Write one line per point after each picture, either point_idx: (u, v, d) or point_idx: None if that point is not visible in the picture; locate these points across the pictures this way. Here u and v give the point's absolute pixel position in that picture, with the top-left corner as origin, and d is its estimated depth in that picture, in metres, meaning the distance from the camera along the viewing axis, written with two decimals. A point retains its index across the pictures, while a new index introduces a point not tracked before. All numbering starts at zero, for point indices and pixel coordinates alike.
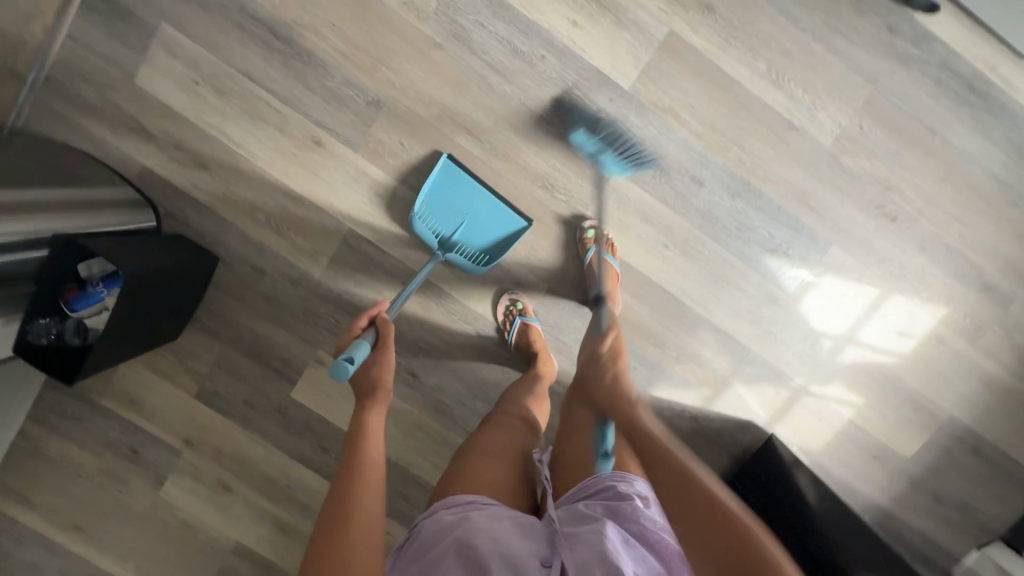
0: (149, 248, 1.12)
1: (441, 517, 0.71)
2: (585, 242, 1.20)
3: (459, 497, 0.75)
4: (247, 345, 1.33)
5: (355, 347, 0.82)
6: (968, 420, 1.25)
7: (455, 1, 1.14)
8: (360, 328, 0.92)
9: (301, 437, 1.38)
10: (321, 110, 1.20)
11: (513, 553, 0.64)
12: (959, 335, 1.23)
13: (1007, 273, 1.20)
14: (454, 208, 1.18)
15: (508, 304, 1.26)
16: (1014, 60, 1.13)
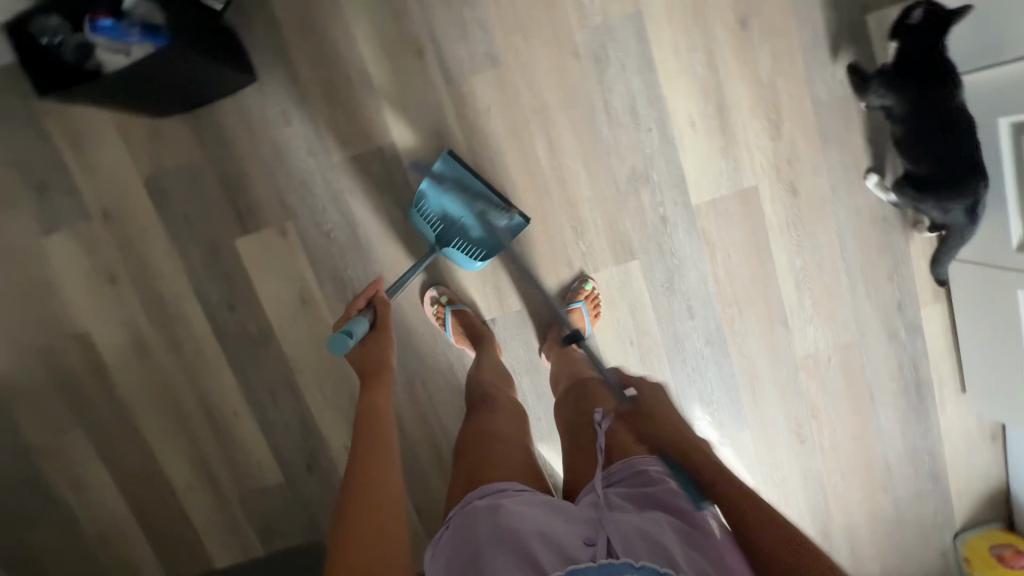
0: (196, 28, 1.03)
1: (475, 505, 0.74)
2: (578, 292, 1.25)
3: (488, 488, 0.79)
4: (225, 171, 1.25)
5: (354, 322, 0.94)
6: None
7: (617, 30, 1.14)
8: (356, 307, 1.04)
9: (214, 283, 1.31)
10: (441, 29, 1.16)
11: (557, 538, 0.67)
12: None
13: (845, 534, 1.38)
14: (456, 200, 1.17)
15: (435, 299, 1.29)
16: (958, 389, 1.31)
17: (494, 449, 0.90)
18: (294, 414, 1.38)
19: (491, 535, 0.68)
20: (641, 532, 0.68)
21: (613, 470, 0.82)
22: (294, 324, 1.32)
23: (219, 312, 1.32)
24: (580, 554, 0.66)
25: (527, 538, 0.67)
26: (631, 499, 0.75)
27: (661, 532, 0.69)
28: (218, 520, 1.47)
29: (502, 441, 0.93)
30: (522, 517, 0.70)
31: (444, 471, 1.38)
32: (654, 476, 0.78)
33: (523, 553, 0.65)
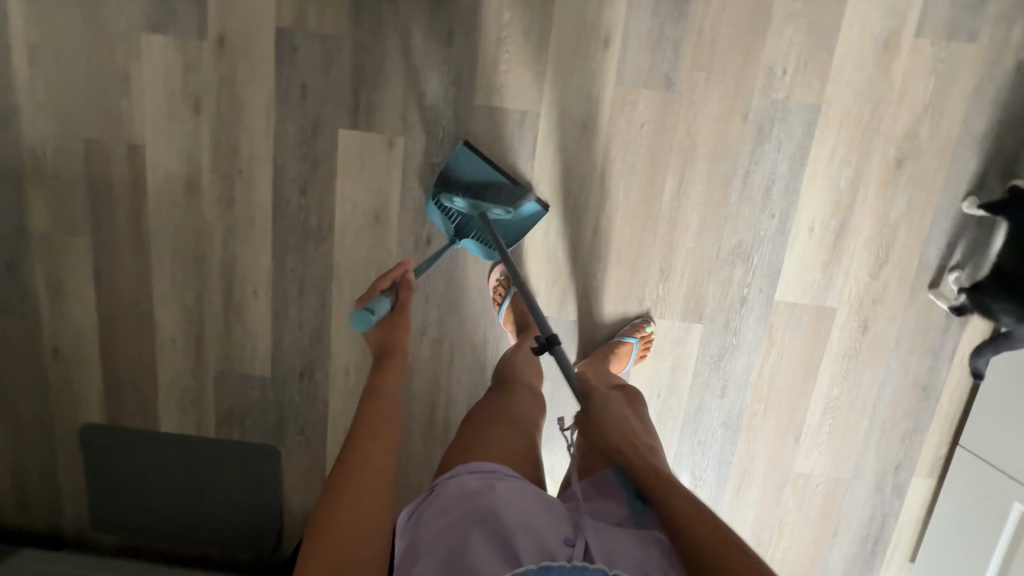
0: None
1: (467, 482, 0.75)
2: (636, 329, 1.26)
3: (480, 467, 0.79)
4: (363, 60, 1.18)
5: (377, 301, 0.97)
6: None
7: (791, 114, 1.15)
8: (381, 285, 1.07)
9: (297, 160, 1.24)
10: (637, 31, 1.13)
11: (537, 531, 0.68)
12: None
13: None
14: (471, 191, 1.20)
15: (502, 273, 1.27)
16: (906, 558, 1.40)
17: (504, 436, 0.87)
18: (314, 321, 1.33)
19: (475, 515, 0.69)
20: (619, 544, 0.69)
21: (608, 475, 0.83)
22: (357, 238, 1.27)
23: (288, 191, 1.25)
24: (556, 550, 0.67)
25: (510, 525, 0.68)
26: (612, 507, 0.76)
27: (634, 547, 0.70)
28: (187, 386, 1.41)
29: (511, 429, 0.89)
30: (508, 504, 0.71)
31: (433, 433, 1.38)
32: (636, 491, 0.80)
33: (502, 539, 0.66)
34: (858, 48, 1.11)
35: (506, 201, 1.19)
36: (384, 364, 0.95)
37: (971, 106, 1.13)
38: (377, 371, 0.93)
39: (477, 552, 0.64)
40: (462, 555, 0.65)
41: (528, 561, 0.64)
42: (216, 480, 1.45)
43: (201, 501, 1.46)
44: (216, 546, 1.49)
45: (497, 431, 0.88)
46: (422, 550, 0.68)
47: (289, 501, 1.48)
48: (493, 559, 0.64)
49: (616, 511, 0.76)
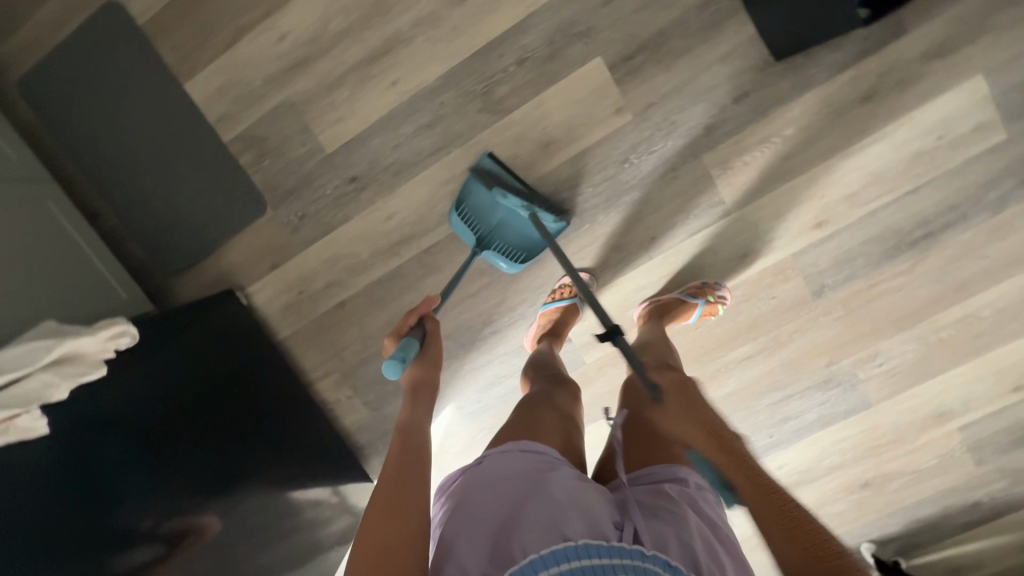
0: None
1: (513, 461, 0.66)
2: (705, 292, 1.19)
3: (529, 446, 0.69)
4: (670, 34, 1.14)
5: (406, 343, 0.86)
6: None
7: (852, 392, 1.30)
8: (407, 323, 0.92)
9: (541, 37, 1.16)
10: (841, 240, 1.22)
11: (587, 509, 0.58)
12: None
13: None
14: (491, 206, 1.19)
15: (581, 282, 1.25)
16: None
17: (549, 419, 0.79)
18: (409, 156, 1.24)
19: (519, 490, 0.61)
20: (672, 525, 0.58)
21: (652, 470, 0.69)
22: (513, 142, 1.21)
23: (508, 49, 1.17)
24: (605, 528, 0.57)
25: (553, 498, 0.59)
26: (663, 496, 0.64)
27: (694, 534, 0.59)
28: (247, 84, 1.24)
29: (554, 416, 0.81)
30: (554, 480, 0.62)
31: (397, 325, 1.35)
32: (689, 486, 0.67)
33: (548, 511, 0.57)
34: (927, 399, 1.28)
35: (521, 211, 1.17)
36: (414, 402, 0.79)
37: (934, 497, 1.34)
38: (410, 413, 0.77)
39: (518, 531, 0.56)
40: (502, 535, 0.56)
41: (574, 539, 0.54)
42: (184, 175, 1.28)
43: (153, 177, 1.28)
44: (118, 215, 1.31)
45: (543, 415, 0.80)
46: (459, 521, 0.59)
47: (224, 254, 1.34)
48: (530, 536, 0.55)
49: (668, 498, 0.63)
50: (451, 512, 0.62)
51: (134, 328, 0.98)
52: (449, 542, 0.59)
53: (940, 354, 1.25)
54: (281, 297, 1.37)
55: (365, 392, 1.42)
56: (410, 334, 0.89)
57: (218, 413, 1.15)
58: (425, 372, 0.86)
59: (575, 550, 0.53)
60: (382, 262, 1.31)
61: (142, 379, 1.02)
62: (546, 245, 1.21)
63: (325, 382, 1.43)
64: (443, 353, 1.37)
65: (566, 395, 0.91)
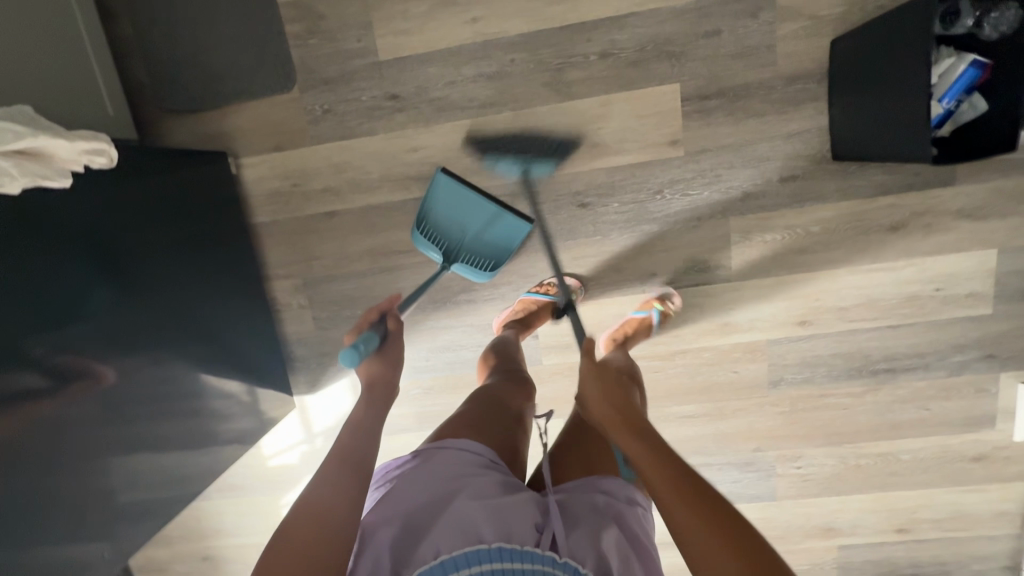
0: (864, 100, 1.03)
1: (451, 456, 0.68)
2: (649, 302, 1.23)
3: (466, 445, 0.70)
4: (752, 93, 1.13)
5: (364, 338, 0.78)
6: (218, 497, 1.55)
7: (766, 482, 1.36)
8: (370, 312, 0.84)
9: (633, 41, 1.13)
10: (816, 344, 1.26)
11: (506, 509, 0.60)
12: None
13: None
14: (455, 221, 1.18)
15: (567, 286, 1.24)
16: None
17: (498, 415, 0.80)
18: (458, 98, 1.19)
19: (449, 486, 0.64)
20: (591, 535, 0.60)
21: (591, 481, 0.70)
22: (563, 129, 1.18)
23: (598, 38, 1.13)
24: (522, 532, 0.59)
25: (475, 497, 0.62)
26: (590, 504, 0.66)
27: (612, 546, 0.60)
28: None
29: (507, 413, 0.82)
30: (479, 479, 0.65)
31: (378, 256, 1.31)
32: (623, 497, 0.68)
33: (467, 510, 0.60)
34: (826, 512, 1.36)
35: (484, 223, 1.17)
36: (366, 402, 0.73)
37: None
38: (356, 415, 0.71)
39: (434, 531, 0.59)
40: (421, 533, 0.59)
41: (489, 542, 0.57)
42: (219, 17, 1.17)
43: (185, 4, 1.17)
44: (133, 29, 1.20)
45: (494, 411, 0.80)
46: (383, 513, 0.63)
47: (230, 114, 1.25)
48: (445, 538, 0.58)
49: (596, 507, 0.65)
50: (380, 501, 0.65)
51: (111, 152, 0.92)
52: (371, 529, 0.62)
53: (852, 477, 1.33)
54: (272, 182, 1.29)
55: (319, 307, 1.36)
56: (371, 330, 0.80)
57: (184, 266, 1.12)
58: (385, 369, 0.78)
59: (485, 554, 0.56)
60: (388, 189, 1.26)
61: (117, 206, 0.98)
62: (514, 248, 1.20)
63: (282, 283, 1.36)
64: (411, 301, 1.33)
65: (520, 390, 0.90)
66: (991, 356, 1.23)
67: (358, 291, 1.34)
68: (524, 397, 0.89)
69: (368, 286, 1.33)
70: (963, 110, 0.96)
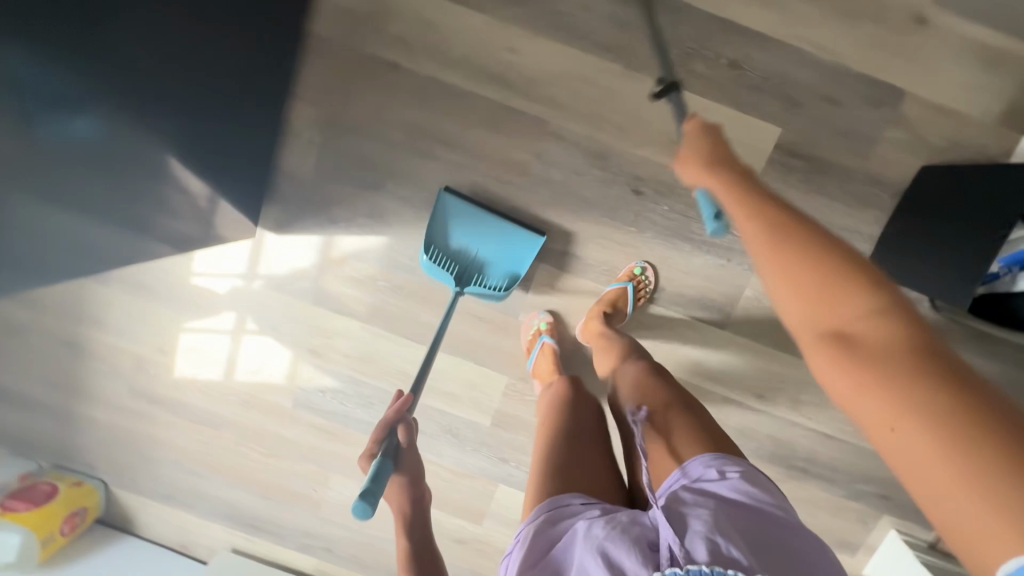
0: (934, 232, 1.05)
1: (545, 524, 0.75)
2: (629, 273, 1.23)
3: (556, 499, 0.78)
4: (835, 174, 1.14)
5: (376, 481, 0.76)
6: (118, 292, 1.38)
7: None
8: (374, 440, 0.81)
9: (763, 67, 1.11)
10: (759, 419, 1.32)
11: (613, 547, 0.66)
12: (168, 358, 1.43)
13: (164, 408, 1.47)
14: (464, 243, 1.22)
15: (539, 322, 1.29)
16: (246, 542, 1.58)
17: (582, 446, 0.89)
18: (579, 25, 1.12)
19: (559, 559, 0.70)
20: (703, 526, 0.65)
21: (687, 470, 0.76)
22: (657, 111, 1.14)
23: (734, 45, 1.10)
24: (640, 559, 0.64)
25: (588, 549, 0.67)
26: (681, 499, 0.70)
27: (731, 530, 0.65)
28: None
29: (587, 441, 0.91)
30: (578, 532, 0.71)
31: (417, 135, 1.21)
32: (716, 470, 0.74)
33: (585, 566, 0.66)
34: None
35: (494, 242, 1.22)
36: (413, 519, 0.80)
37: None
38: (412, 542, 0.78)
39: None
40: None
41: None
42: None
43: None
44: None
45: (566, 452, 0.87)
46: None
47: None
48: None
49: (695, 498, 0.70)
50: None
51: None
52: None
53: None
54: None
55: (329, 154, 1.24)
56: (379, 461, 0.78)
57: (199, 24, 0.89)
58: (403, 491, 0.82)
59: None
60: (463, 76, 1.16)
61: None
62: (525, 265, 1.22)
63: (304, 109, 1.22)
64: (426, 196, 1.24)
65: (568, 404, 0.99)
66: (887, 498, 1.34)
67: (379, 158, 1.23)
68: (580, 406, 0.99)
69: (391, 159, 1.23)
70: (1003, 281, 0.99)
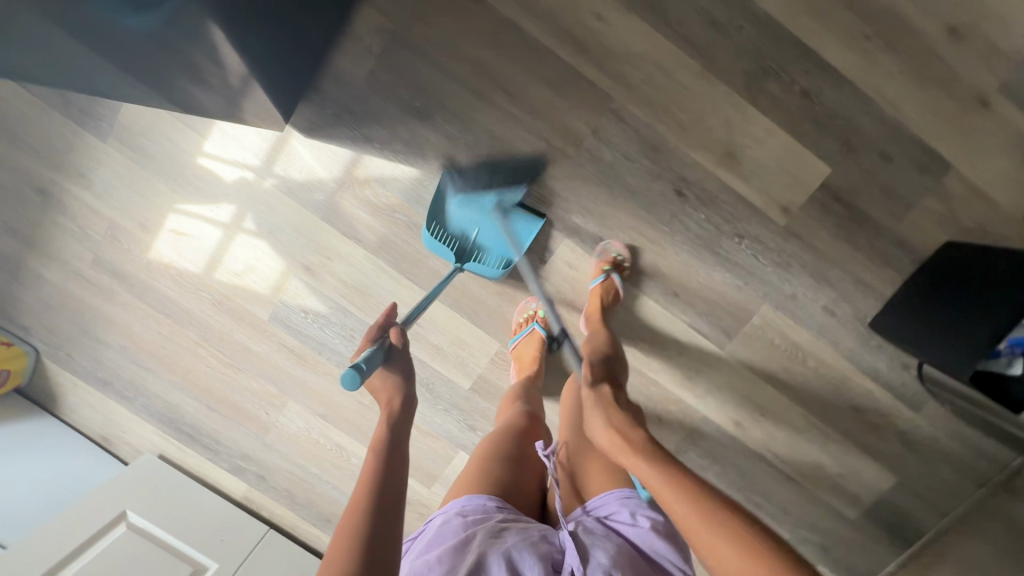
0: (946, 297, 1.08)
1: (455, 517, 0.71)
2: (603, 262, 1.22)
3: (478, 495, 0.75)
4: (867, 228, 1.17)
5: (368, 360, 0.79)
6: (115, 151, 1.27)
7: None
8: (372, 331, 0.87)
9: (831, 108, 1.13)
10: (730, 445, 1.33)
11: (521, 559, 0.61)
12: (148, 234, 1.32)
13: (127, 288, 1.36)
14: (465, 219, 1.21)
15: (536, 308, 1.28)
16: (175, 450, 1.47)
17: (519, 473, 0.83)
18: (671, 13, 1.11)
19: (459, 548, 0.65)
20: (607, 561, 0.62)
21: (612, 505, 0.73)
22: (720, 119, 1.15)
23: (811, 79, 1.12)
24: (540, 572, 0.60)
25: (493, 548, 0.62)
26: (590, 531, 0.68)
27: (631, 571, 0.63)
28: None
29: (531, 456, 0.88)
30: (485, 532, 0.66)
31: (481, 75, 1.17)
32: (633, 512, 0.72)
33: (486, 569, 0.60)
34: None
35: (494, 220, 1.21)
36: (396, 409, 0.80)
37: None
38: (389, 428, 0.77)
39: None
40: None
41: None
42: None
43: None
44: None
45: (506, 458, 0.84)
46: None
47: None
48: None
49: (603, 534, 0.68)
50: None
51: None
52: None
53: None
54: None
55: (385, 68, 1.18)
56: (377, 347, 0.83)
57: None
58: (396, 386, 0.82)
59: None
60: (544, 30, 1.14)
61: None
62: (522, 245, 1.22)
63: (372, 16, 1.16)
64: (470, 140, 1.20)
65: (525, 418, 0.96)
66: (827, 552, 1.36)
67: (434, 88, 1.18)
68: (531, 432, 0.93)
69: (447, 92, 1.18)
70: (1002, 359, 1.00)
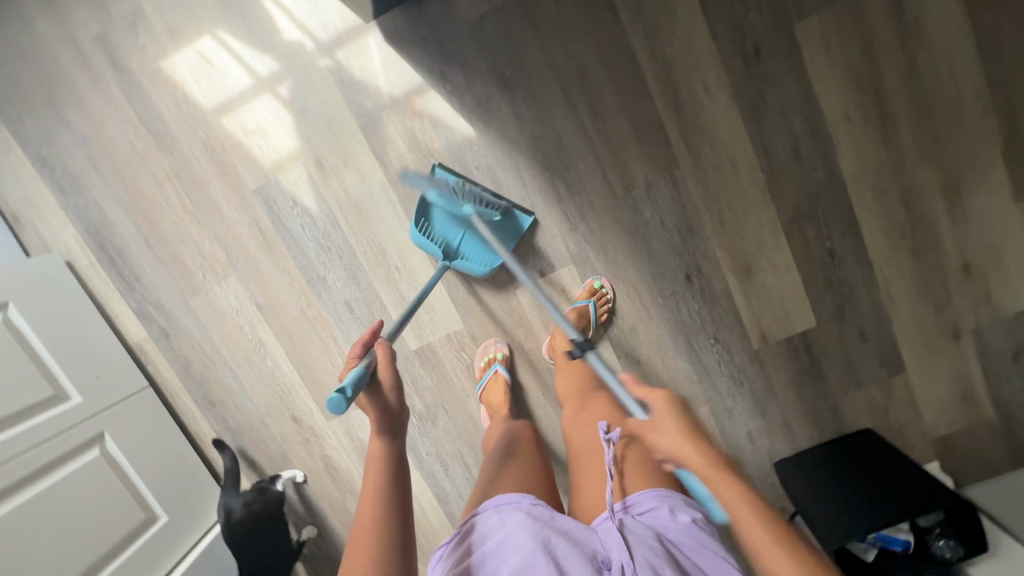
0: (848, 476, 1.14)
1: (491, 523, 0.71)
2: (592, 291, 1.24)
3: (506, 496, 0.76)
4: (818, 386, 1.28)
5: (355, 382, 0.74)
6: None
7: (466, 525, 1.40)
8: (353, 352, 0.84)
9: (845, 274, 1.22)
10: None
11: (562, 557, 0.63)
12: (174, 44, 1.20)
13: (121, 83, 1.23)
14: (451, 221, 1.20)
15: (494, 351, 1.30)
16: (86, 264, 1.35)
17: (526, 473, 0.86)
18: (767, 123, 1.15)
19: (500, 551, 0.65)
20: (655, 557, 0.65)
21: (646, 501, 0.75)
22: (756, 233, 1.21)
23: (843, 241, 1.20)
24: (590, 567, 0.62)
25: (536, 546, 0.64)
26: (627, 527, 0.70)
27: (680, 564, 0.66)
28: None
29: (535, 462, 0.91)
30: (525, 528, 0.67)
31: (578, 79, 1.16)
32: (665, 507, 0.75)
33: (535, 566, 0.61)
34: None
35: (488, 218, 1.20)
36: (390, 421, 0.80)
37: None
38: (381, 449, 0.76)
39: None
40: None
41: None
42: None
43: None
44: None
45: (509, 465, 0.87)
46: None
47: None
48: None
49: (645, 530, 0.70)
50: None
51: None
52: None
53: None
54: None
55: (494, 23, 1.15)
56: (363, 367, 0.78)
57: None
58: (379, 400, 0.80)
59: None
60: (653, 72, 1.15)
61: None
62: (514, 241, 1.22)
63: None
64: (536, 130, 1.18)
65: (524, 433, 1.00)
66: None
67: (529, 66, 1.16)
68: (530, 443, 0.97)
69: (539, 77, 1.16)
70: (860, 544, 1.09)
